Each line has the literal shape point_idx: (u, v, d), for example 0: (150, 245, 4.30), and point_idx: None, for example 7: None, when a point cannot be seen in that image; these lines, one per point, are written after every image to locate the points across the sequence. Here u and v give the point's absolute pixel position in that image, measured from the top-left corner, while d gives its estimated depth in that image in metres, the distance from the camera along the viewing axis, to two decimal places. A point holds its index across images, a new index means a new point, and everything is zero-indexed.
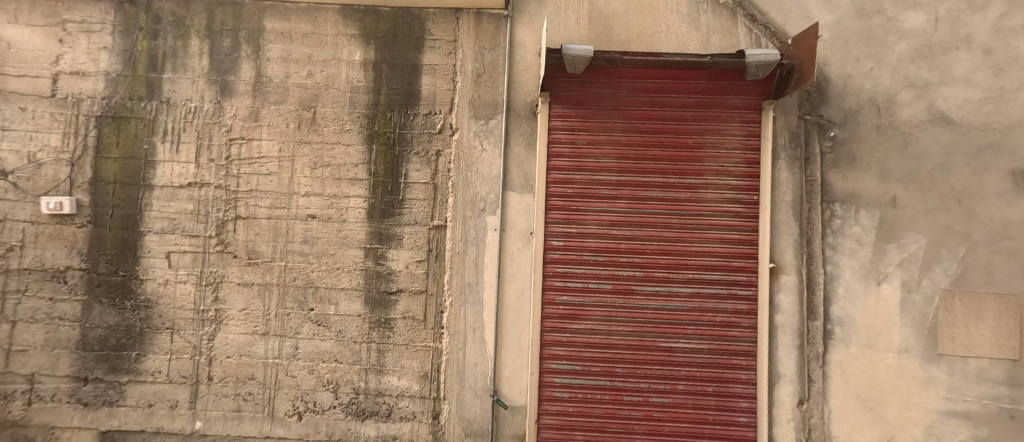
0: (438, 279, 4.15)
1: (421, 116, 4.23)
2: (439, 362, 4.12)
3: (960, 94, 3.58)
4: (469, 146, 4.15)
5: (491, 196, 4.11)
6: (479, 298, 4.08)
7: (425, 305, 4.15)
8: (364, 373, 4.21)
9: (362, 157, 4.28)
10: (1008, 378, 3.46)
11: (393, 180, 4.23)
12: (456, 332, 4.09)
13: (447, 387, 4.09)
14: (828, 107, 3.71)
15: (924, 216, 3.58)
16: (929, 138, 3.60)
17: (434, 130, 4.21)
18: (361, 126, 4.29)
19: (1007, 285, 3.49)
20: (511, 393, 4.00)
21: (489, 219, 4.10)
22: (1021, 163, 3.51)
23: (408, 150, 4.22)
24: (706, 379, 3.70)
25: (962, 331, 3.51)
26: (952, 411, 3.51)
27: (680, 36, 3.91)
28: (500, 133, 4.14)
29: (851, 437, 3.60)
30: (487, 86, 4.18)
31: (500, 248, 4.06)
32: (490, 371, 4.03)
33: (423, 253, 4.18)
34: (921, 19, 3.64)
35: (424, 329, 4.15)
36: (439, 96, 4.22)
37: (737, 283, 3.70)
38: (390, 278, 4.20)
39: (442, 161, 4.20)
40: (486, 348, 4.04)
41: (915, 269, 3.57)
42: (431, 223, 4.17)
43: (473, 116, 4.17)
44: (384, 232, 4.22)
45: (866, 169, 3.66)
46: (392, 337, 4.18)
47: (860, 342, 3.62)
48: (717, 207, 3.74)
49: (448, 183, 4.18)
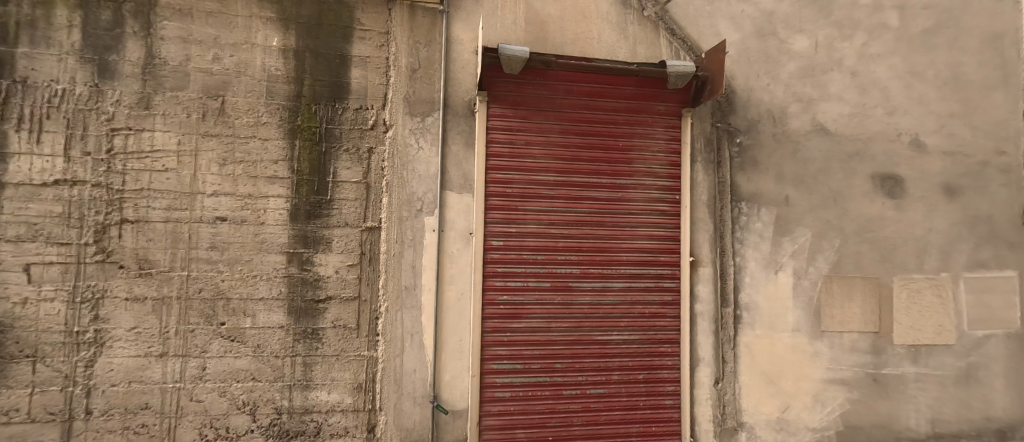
0: (372, 284, 3.93)
1: (350, 111, 3.97)
2: (374, 372, 3.90)
3: (835, 109, 4.18)
4: (404, 144, 3.98)
5: (429, 196, 3.99)
6: (417, 301, 3.93)
7: (358, 312, 3.91)
8: (288, 390, 3.85)
9: (284, 153, 3.92)
10: (872, 348, 4.07)
11: (319, 179, 3.92)
12: (391, 339, 3.90)
13: (382, 397, 3.89)
14: (735, 116, 4.14)
15: (810, 213, 4.12)
16: (814, 146, 4.16)
17: (365, 127, 3.98)
18: (281, 119, 3.93)
19: (870, 270, 4.10)
20: (452, 398, 3.91)
21: (426, 219, 3.97)
22: (879, 167, 4.16)
23: (337, 146, 3.94)
24: (638, 368, 3.94)
25: (839, 309, 4.07)
26: (833, 379, 4.05)
27: (611, 44, 4.12)
28: (436, 131, 4.03)
29: (757, 409, 4.02)
30: (423, 82, 4.04)
31: (438, 250, 3.96)
32: (429, 376, 3.91)
33: (355, 257, 3.93)
34: (806, 42, 4.18)
35: (357, 338, 3.91)
36: (370, 91, 4.00)
37: (663, 276, 4.00)
38: (317, 285, 3.89)
39: (375, 159, 3.98)
40: (425, 354, 3.91)
41: (805, 259, 4.10)
42: (363, 225, 3.94)
43: (407, 113, 4.01)
44: (309, 235, 3.90)
45: (767, 172, 4.13)
46: (321, 348, 3.88)
47: (763, 324, 4.07)
48: (645, 205, 4.00)
49: (382, 183, 3.97)
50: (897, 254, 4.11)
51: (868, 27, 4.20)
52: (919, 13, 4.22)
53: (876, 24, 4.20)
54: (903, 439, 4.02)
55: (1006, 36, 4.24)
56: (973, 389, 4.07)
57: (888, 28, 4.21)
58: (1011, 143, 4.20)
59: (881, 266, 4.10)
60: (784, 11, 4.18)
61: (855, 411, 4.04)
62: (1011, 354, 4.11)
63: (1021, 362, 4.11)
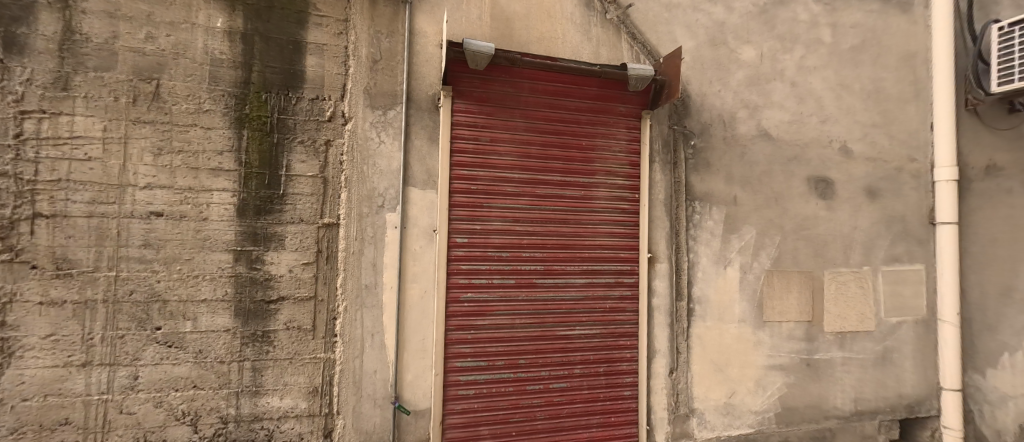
0: (329, 283, 3.80)
1: (305, 102, 3.80)
2: (332, 374, 3.79)
3: (777, 116, 4.51)
4: (364, 137, 3.87)
5: (391, 191, 3.91)
6: (378, 300, 3.85)
7: (313, 312, 3.77)
8: (235, 397, 3.62)
9: (230, 143, 3.66)
10: (805, 335, 4.46)
11: (271, 172, 3.71)
12: (351, 341, 3.80)
13: (341, 400, 3.79)
14: (690, 119, 4.36)
15: (755, 212, 4.43)
16: (759, 150, 4.46)
17: (321, 119, 3.83)
18: (227, 107, 3.66)
19: (805, 264, 4.49)
20: (414, 398, 3.88)
21: (389, 216, 3.89)
22: (814, 171, 4.54)
23: (290, 138, 3.76)
24: (599, 361, 4.08)
25: (779, 300, 4.42)
26: (773, 365, 4.40)
27: (575, 44, 4.20)
28: (399, 125, 3.95)
29: (707, 396, 4.30)
30: (385, 73, 3.95)
31: (401, 247, 3.90)
32: (391, 376, 3.85)
33: (311, 255, 3.77)
34: (753, 53, 4.48)
35: (312, 340, 3.76)
36: (327, 81, 3.85)
37: (623, 272, 4.16)
38: (269, 284, 3.69)
39: (333, 153, 3.84)
40: (386, 354, 3.85)
41: (750, 254, 4.41)
42: (320, 221, 3.79)
43: (368, 106, 3.90)
44: (259, 232, 3.68)
45: (717, 173, 4.40)
46: (273, 351, 3.69)
47: (713, 316, 4.35)
48: (607, 203, 4.13)
49: (340, 178, 3.84)
50: (828, 250, 4.53)
51: (805, 41, 4.57)
52: (848, 31, 4.65)
53: (812, 39, 4.58)
54: (831, 417, 4.45)
55: (918, 56, 4.78)
56: (888, 370, 4.58)
57: (823, 43, 4.61)
58: (921, 151, 4.76)
59: (814, 261, 4.51)
60: (733, 22, 4.46)
61: (791, 393, 4.41)
62: (919, 338, 4.65)
63: (928, 344, 4.66)
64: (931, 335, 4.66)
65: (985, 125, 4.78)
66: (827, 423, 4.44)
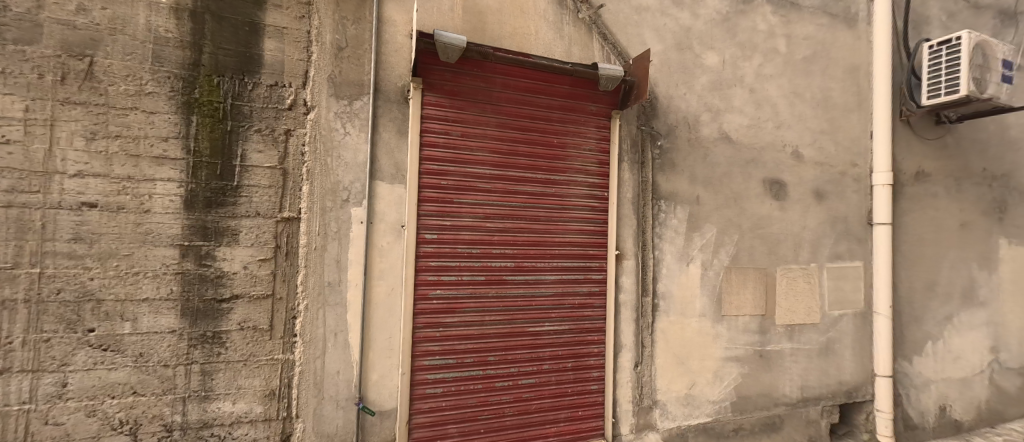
0: (288, 280, 3.61)
1: (263, 88, 3.58)
2: (290, 376, 3.61)
3: (737, 120, 4.73)
4: (328, 128, 3.72)
5: (356, 185, 3.78)
6: (342, 298, 3.72)
7: (271, 311, 3.57)
8: (182, 404, 3.36)
9: (176, 129, 3.37)
10: (759, 328, 4.73)
11: (223, 162, 3.46)
12: (312, 340, 3.65)
13: (300, 402, 3.62)
14: (657, 121, 4.49)
15: (716, 211, 4.64)
16: (720, 152, 4.66)
17: (281, 107, 3.63)
18: (173, 90, 3.37)
19: (760, 261, 4.75)
20: (379, 398, 3.80)
21: (354, 211, 3.77)
22: (769, 173, 4.80)
23: (247, 126, 3.53)
24: (567, 356, 4.21)
25: (737, 295, 4.66)
26: (730, 357, 4.64)
27: (547, 42, 4.25)
28: (365, 116, 3.83)
29: (669, 388, 4.47)
30: (351, 62, 3.81)
31: (367, 242, 3.78)
32: (355, 377, 3.75)
33: (268, 251, 3.57)
34: (715, 58, 4.67)
35: (269, 341, 3.56)
36: (288, 66, 3.66)
37: (591, 269, 4.29)
38: (220, 282, 3.45)
39: (294, 143, 3.65)
40: (351, 353, 3.74)
41: (711, 252, 4.62)
42: (279, 215, 3.59)
43: (332, 95, 3.74)
44: (210, 226, 3.42)
45: (682, 173, 4.56)
46: (225, 354, 3.46)
47: (676, 311, 4.51)
48: (577, 201, 4.26)
49: (301, 169, 3.66)
50: (780, 248, 4.82)
51: (763, 50, 4.82)
52: (801, 42, 4.94)
53: (769, 49, 4.84)
54: (780, 404, 4.76)
55: (860, 69, 5.17)
56: (830, 359, 4.94)
57: (778, 53, 4.87)
58: (862, 157, 5.15)
59: (768, 258, 4.78)
60: (698, 28, 4.63)
61: (745, 383, 4.67)
62: (857, 329, 5.05)
63: (865, 335, 5.07)
64: (868, 326, 5.07)
65: (916, 136, 5.27)
66: (777, 410, 4.74)
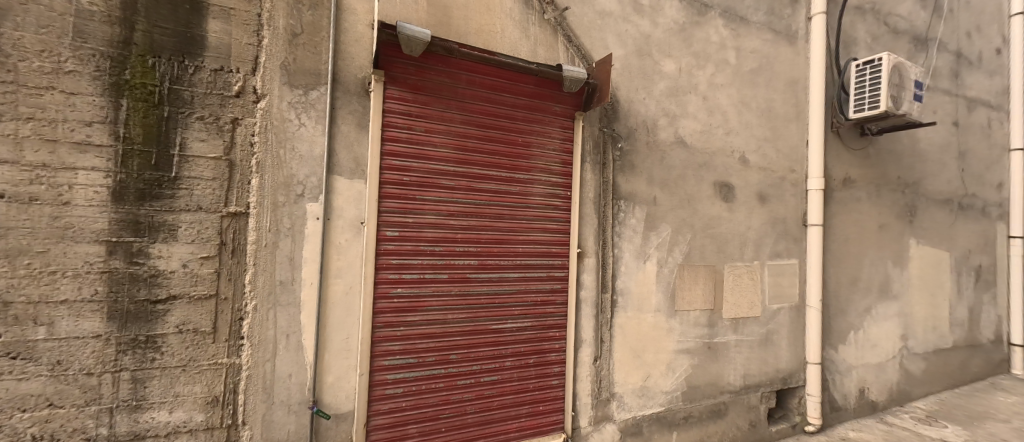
0: (234, 279, 3.39)
1: (207, 73, 3.33)
2: (236, 381, 3.40)
3: (691, 125, 4.99)
4: (281, 118, 3.53)
5: (312, 180, 3.62)
6: (295, 297, 3.56)
7: (214, 313, 3.33)
8: (109, 415, 3.07)
9: (102, 113, 3.06)
10: (709, 322, 5.04)
11: (160, 151, 3.19)
12: (261, 342, 3.45)
13: (247, 409, 3.42)
14: (617, 123, 4.65)
15: (671, 211, 4.87)
16: (675, 155, 4.90)
17: (228, 94, 3.38)
18: (99, 69, 3.06)
19: (710, 259, 5.05)
20: (335, 401, 3.67)
21: (310, 206, 3.61)
22: (719, 176, 5.11)
23: (187, 113, 3.27)
24: (530, 353, 4.29)
25: (689, 291, 4.93)
26: (683, 349, 4.91)
27: (513, 41, 4.29)
28: (322, 107, 3.68)
29: (627, 380, 4.66)
30: (306, 50, 3.63)
31: (324, 239, 3.64)
32: (309, 379, 3.60)
33: (212, 248, 3.32)
34: (672, 66, 4.89)
35: (212, 345, 3.33)
36: (235, 50, 3.42)
37: (553, 267, 4.39)
38: (156, 282, 3.18)
39: (242, 133, 3.42)
40: (305, 355, 3.58)
41: (666, 250, 4.85)
42: (225, 210, 3.35)
43: (286, 83, 3.55)
44: (143, 221, 3.14)
45: (641, 175, 4.75)
46: (160, 359, 3.20)
47: (634, 307, 4.71)
48: (541, 200, 4.35)
49: (250, 161, 3.44)
50: (728, 246, 5.15)
51: (716, 60, 5.11)
52: (748, 55, 5.29)
53: (721, 59, 5.14)
54: (725, 392, 5.09)
55: (798, 82, 5.61)
56: (769, 349, 5.36)
57: (729, 64, 5.19)
58: (799, 163, 5.60)
59: (717, 256, 5.09)
60: (657, 36, 4.82)
61: (695, 374, 4.96)
62: (793, 321, 5.49)
63: (799, 326, 5.53)
64: (801, 319, 5.54)
65: (845, 146, 5.81)
66: (722, 398, 5.07)
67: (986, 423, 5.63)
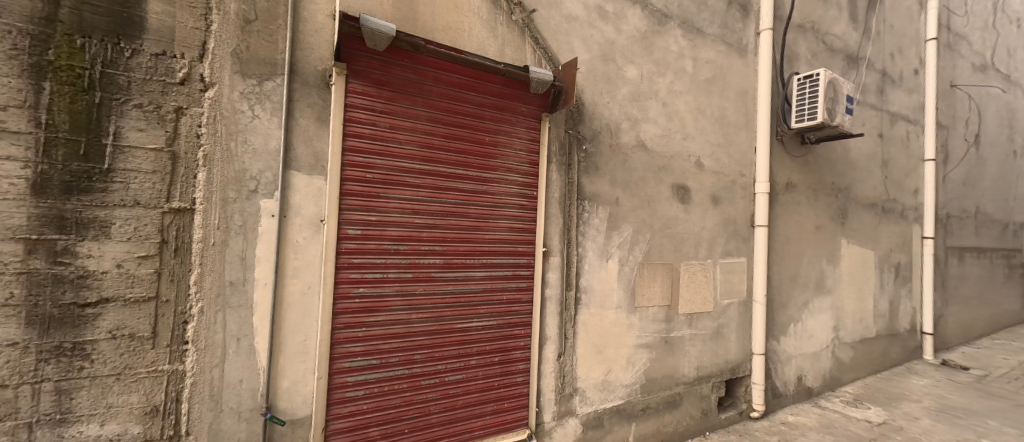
0: (178, 280, 3.20)
1: (147, 57, 3.13)
2: (179, 389, 3.21)
3: (652, 130, 5.21)
4: (233, 109, 3.35)
5: (266, 175, 3.47)
6: (247, 299, 3.40)
7: (153, 316, 3.13)
8: (27, 430, 2.84)
9: (20, 97, 2.82)
10: (666, 317, 5.29)
11: (89, 140, 2.97)
12: (207, 347, 3.28)
13: (191, 418, 3.24)
14: (582, 126, 4.79)
15: (632, 212, 5.07)
16: (637, 158, 5.11)
17: (171, 81, 3.19)
18: (16, 47, 2.81)
19: (668, 258, 5.31)
20: (289, 406, 3.55)
21: (264, 203, 3.46)
22: (676, 179, 5.37)
23: (122, 100, 3.06)
24: (495, 351, 4.33)
25: (649, 288, 5.16)
26: (642, 344, 5.14)
27: (481, 39, 4.31)
28: (278, 99, 3.53)
29: (589, 375, 4.82)
30: (261, 37, 3.47)
31: (279, 237, 3.50)
32: (262, 384, 3.46)
33: (151, 247, 3.12)
34: (634, 72, 5.09)
35: (151, 351, 3.13)
36: (180, 34, 3.22)
37: (520, 265, 4.46)
38: (85, 283, 2.96)
39: (186, 124, 3.22)
40: (257, 359, 3.44)
41: (627, 249, 5.05)
42: (166, 206, 3.15)
43: (237, 72, 3.38)
44: (70, 218, 2.91)
45: (604, 176, 4.91)
46: (90, 368, 2.98)
47: (597, 304, 4.87)
48: (506, 199, 4.40)
49: (196, 154, 3.25)
50: (684, 245, 5.43)
51: (676, 69, 5.38)
52: (704, 65, 5.59)
53: (679, 68, 5.41)
54: (680, 383, 5.38)
55: (748, 92, 6.00)
56: (720, 342, 5.70)
57: (686, 72, 5.46)
58: (748, 168, 5.98)
59: (674, 255, 5.36)
60: (621, 43, 5.00)
61: (653, 367, 5.20)
62: (741, 316, 5.87)
63: (747, 320, 5.92)
64: (749, 314, 5.93)
65: (788, 154, 6.28)
66: (677, 389, 5.35)
67: (902, 404, 6.29)
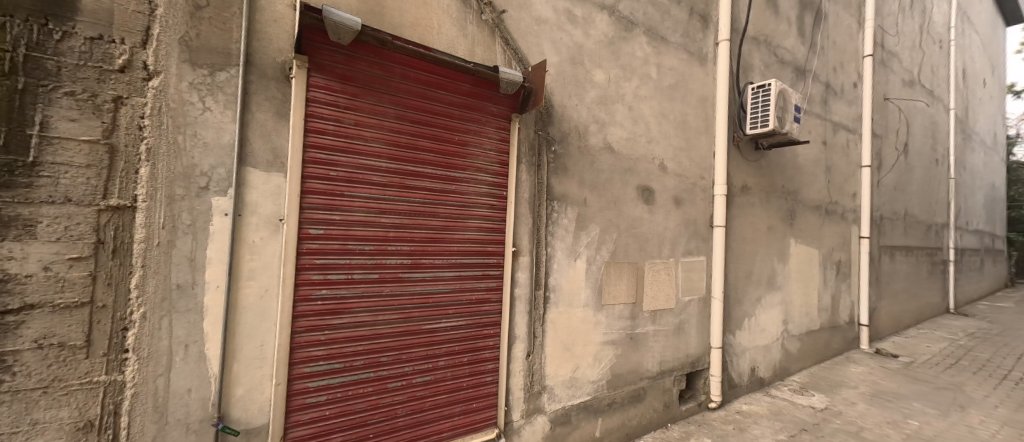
0: (116, 283, 2.97)
1: (81, 41, 2.90)
2: (117, 402, 2.98)
3: (618, 133, 5.37)
4: (180, 101, 3.15)
5: (219, 171, 3.28)
6: (196, 303, 3.20)
7: (87, 323, 2.90)
8: None
9: None
10: (631, 314, 5.47)
11: (10, 130, 2.72)
12: (149, 355, 3.06)
13: (132, 432, 3.02)
14: (551, 127, 4.85)
15: (599, 212, 5.20)
16: (604, 160, 5.24)
17: (110, 67, 2.96)
18: None
19: (633, 257, 5.49)
20: (243, 415, 3.38)
21: (216, 201, 3.27)
22: (641, 181, 5.56)
23: (51, 87, 2.82)
24: (463, 351, 4.32)
25: (615, 287, 5.32)
26: (608, 340, 5.28)
27: (449, 37, 4.27)
28: (232, 91, 3.34)
29: (557, 373, 4.90)
30: (212, 25, 3.27)
31: (234, 237, 3.33)
32: (213, 393, 3.27)
33: (85, 248, 2.89)
34: (602, 76, 5.23)
35: (84, 361, 2.89)
36: (119, 18, 3.00)
37: (489, 265, 4.48)
38: (6, 287, 2.70)
39: (126, 116, 3.00)
40: (208, 367, 3.25)
41: (594, 248, 5.17)
42: (103, 204, 2.92)
43: (186, 61, 3.17)
44: None
45: (573, 177, 5.01)
46: (11, 381, 2.72)
47: (565, 303, 4.96)
48: (475, 199, 4.39)
49: (138, 148, 3.03)
50: (648, 245, 5.63)
51: (641, 75, 5.56)
52: (667, 72, 5.82)
53: (644, 74, 5.60)
54: (643, 377, 5.57)
55: (707, 99, 6.30)
56: (682, 337, 5.96)
57: (651, 78, 5.67)
58: (707, 171, 6.28)
59: (638, 254, 5.54)
60: (589, 47, 5.12)
61: (619, 363, 5.36)
62: (700, 312, 6.16)
63: (705, 316, 6.22)
64: (707, 310, 6.22)
65: (743, 158, 6.65)
66: (642, 383, 5.55)
67: (841, 391, 6.82)
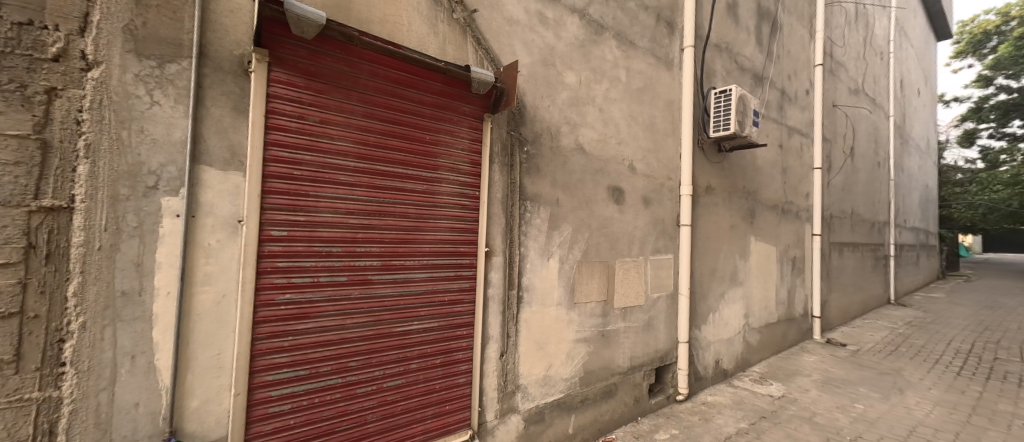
0: (51, 291, 2.73)
1: (7, 26, 2.65)
2: (52, 420, 2.74)
3: (589, 134, 5.46)
4: (124, 93, 2.92)
5: (169, 170, 3.07)
6: (144, 311, 2.98)
7: (17, 335, 2.65)
8: None
9: None
10: (603, 312, 5.58)
11: None
12: (89, 369, 2.82)
13: None
14: (523, 127, 4.87)
15: (570, 212, 5.27)
16: (576, 161, 5.32)
17: (41, 56, 2.72)
18: None
19: (605, 256, 5.60)
20: (198, 429, 3.19)
21: (167, 201, 3.06)
22: (612, 181, 5.68)
23: None
24: (435, 353, 4.25)
25: (588, 285, 5.41)
26: (580, 338, 5.36)
27: (419, 35, 4.19)
28: (184, 85, 3.14)
29: (530, 372, 4.92)
30: (161, 13, 3.06)
31: (187, 240, 3.12)
32: (164, 407, 3.06)
33: (13, 253, 2.64)
34: (573, 78, 5.30)
35: (13, 377, 2.64)
36: (53, 2, 2.76)
37: (461, 266, 4.43)
38: None
39: (61, 109, 2.76)
40: (157, 379, 3.03)
41: (567, 248, 5.23)
42: (35, 205, 2.68)
43: (131, 51, 2.95)
44: None
45: (545, 177, 5.05)
46: None
47: (538, 302, 4.99)
48: (446, 199, 4.33)
49: (75, 144, 2.79)
50: (619, 244, 5.77)
51: (610, 78, 5.68)
52: (636, 75, 5.97)
53: (614, 77, 5.72)
54: (615, 373, 5.69)
55: (673, 103, 6.52)
56: (651, 333, 6.13)
57: (620, 81, 5.80)
58: (674, 172, 6.50)
59: (609, 253, 5.66)
60: (561, 49, 5.18)
61: (591, 360, 5.45)
62: (668, 308, 6.36)
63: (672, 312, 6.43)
64: (674, 306, 6.44)
65: (707, 160, 6.94)
66: (613, 379, 5.67)
67: (797, 379, 7.23)
